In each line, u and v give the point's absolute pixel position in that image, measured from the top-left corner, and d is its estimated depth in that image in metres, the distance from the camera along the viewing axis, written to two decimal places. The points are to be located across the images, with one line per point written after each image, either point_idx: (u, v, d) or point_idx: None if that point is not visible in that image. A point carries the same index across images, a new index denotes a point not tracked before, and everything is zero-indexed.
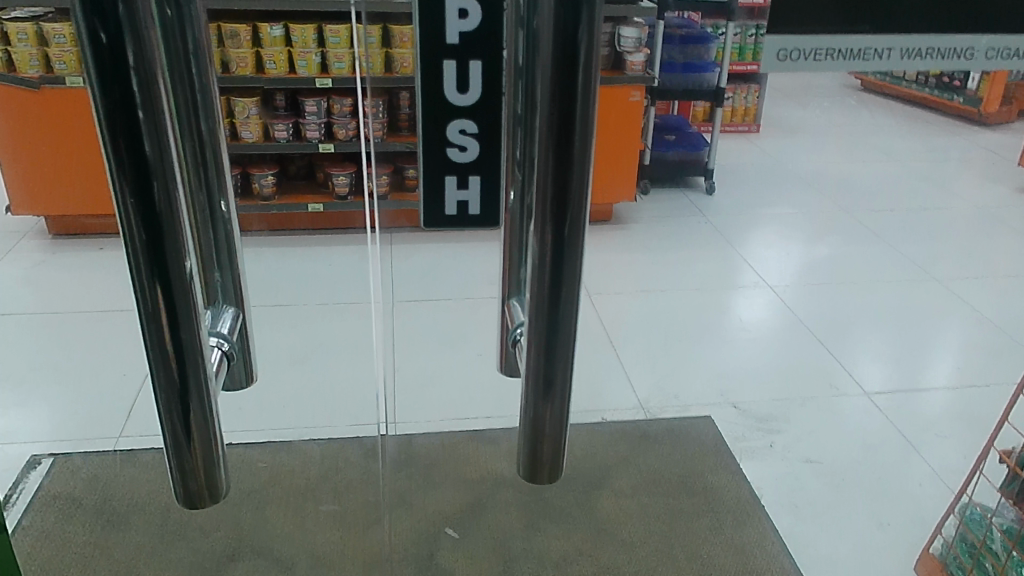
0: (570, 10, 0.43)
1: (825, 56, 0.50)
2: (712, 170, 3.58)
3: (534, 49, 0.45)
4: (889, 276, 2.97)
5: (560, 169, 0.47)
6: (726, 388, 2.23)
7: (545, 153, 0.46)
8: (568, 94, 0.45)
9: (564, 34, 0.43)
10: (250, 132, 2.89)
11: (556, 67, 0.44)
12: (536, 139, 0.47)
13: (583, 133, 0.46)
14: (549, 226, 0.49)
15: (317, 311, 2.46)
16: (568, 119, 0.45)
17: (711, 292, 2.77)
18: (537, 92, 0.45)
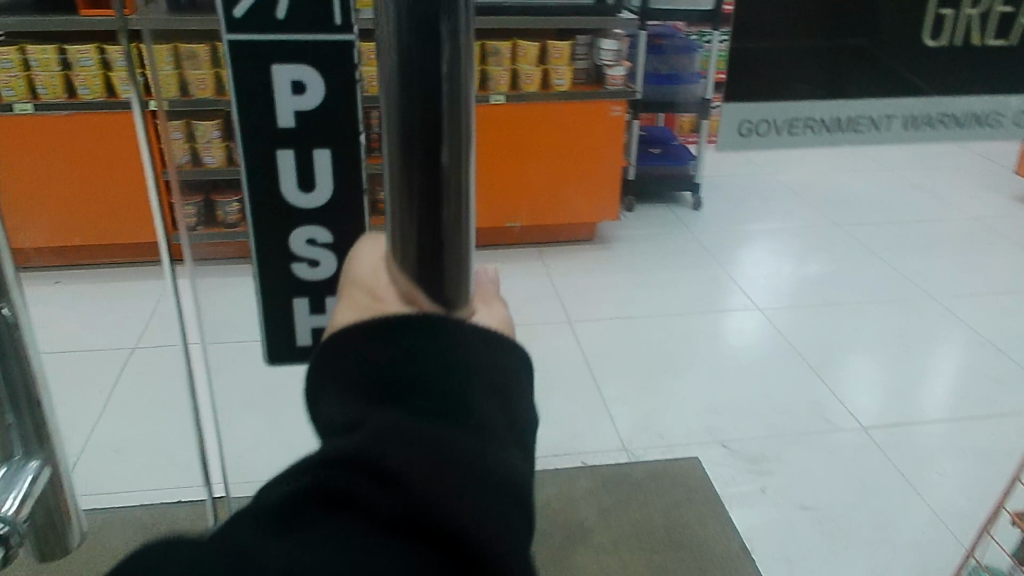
0: (427, 45, 0.43)
1: (800, 127, 0.56)
2: (699, 184, 3.45)
3: (389, 83, 0.45)
4: (884, 295, 2.84)
5: (426, 173, 0.47)
6: (715, 425, 2.10)
7: (408, 193, 0.48)
8: (434, 128, 0.45)
9: (417, 78, 0.44)
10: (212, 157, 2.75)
11: (420, 110, 0.45)
12: (398, 182, 0.48)
13: (454, 179, 0.47)
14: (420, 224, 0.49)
15: None
16: (433, 169, 0.47)
17: (698, 317, 2.64)
18: (393, 129, 0.46)
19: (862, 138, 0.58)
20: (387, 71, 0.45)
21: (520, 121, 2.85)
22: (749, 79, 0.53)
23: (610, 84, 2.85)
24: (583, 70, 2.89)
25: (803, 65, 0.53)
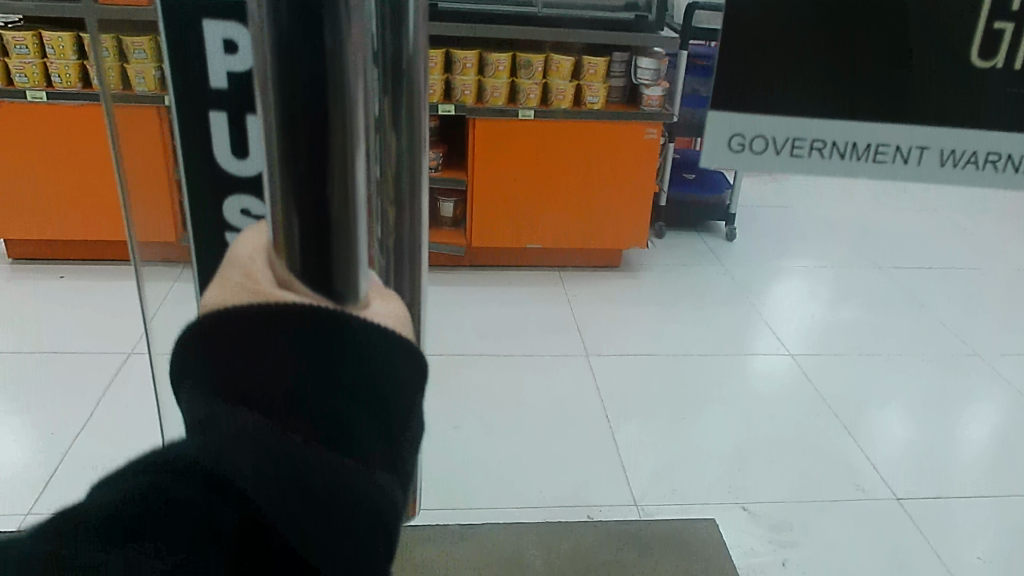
0: (311, 15, 0.34)
1: (803, 150, 0.43)
2: (734, 214, 3.28)
3: (266, 70, 0.35)
4: (925, 347, 2.65)
5: (311, 198, 0.37)
6: (737, 483, 1.93)
7: (293, 206, 0.38)
8: (322, 123, 0.36)
9: (298, 61, 0.35)
10: None
11: (301, 100, 0.35)
12: (279, 192, 0.38)
13: (341, 192, 0.37)
14: (303, 248, 0.40)
15: None
16: (321, 173, 0.36)
17: (724, 359, 2.47)
18: (273, 126, 0.36)
19: (884, 171, 0.44)
20: (263, 52, 0.35)
21: (546, 138, 2.71)
22: (740, 79, 0.42)
23: (646, 104, 2.70)
24: (618, 87, 2.75)
25: (789, 78, 0.42)
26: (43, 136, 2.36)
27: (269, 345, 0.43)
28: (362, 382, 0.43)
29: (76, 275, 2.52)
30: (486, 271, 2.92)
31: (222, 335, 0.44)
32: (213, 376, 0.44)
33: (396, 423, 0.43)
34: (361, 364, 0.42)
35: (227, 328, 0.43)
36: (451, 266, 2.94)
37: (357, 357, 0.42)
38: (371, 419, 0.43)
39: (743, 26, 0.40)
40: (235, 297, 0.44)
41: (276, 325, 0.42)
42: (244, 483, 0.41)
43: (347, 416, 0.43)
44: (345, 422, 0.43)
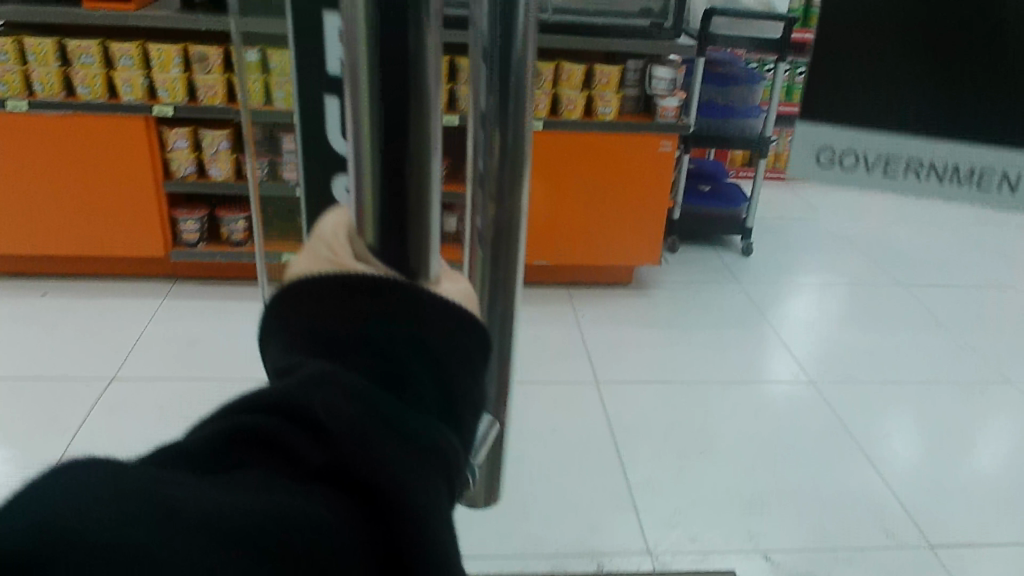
0: (391, 27, 0.37)
1: (900, 170, 0.36)
2: (751, 228, 3.16)
3: (354, 72, 0.39)
4: (954, 373, 2.51)
5: (394, 171, 0.41)
6: (757, 528, 1.81)
7: (380, 188, 0.42)
8: (398, 125, 0.40)
9: (382, 73, 0.38)
10: (219, 169, 2.37)
11: (385, 104, 0.39)
12: (367, 176, 0.42)
13: (417, 181, 0.42)
14: (387, 223, 0.43)
15: None
16: (399, 168, 0.41)
17: (741, 388, 2.34)
18: (363, 124, 0.40)
19: (988, 202, 0.37)
20: (350, 60, 0.39)
21: (556, 152, 2.57)
22: (840, 78, 0.34)
23: (661, 116, 2.56)
24: (631, 97, 2.62)
25: (855, 89, 0.35)
26: (24, 146, 2.24)
27: (341, 298, 0.45)
28: (424, 337, 0.45)
29: (60, 292, 2.41)
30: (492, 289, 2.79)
31: (298, 296, 0.45)
32: (290, 336, 0.45)
33: (457, 387, 0.47)
34: (422, 320, 0.45)
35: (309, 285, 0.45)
36: None
37: (421, 315, 0.45)
38: (429, 376, 0.45)
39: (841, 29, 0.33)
40: (312, 267, 0.47)
41: (349, 282, 0.44)
42: (339, 402, 0.37)
43: (412, 370, 0.44)
44: (410, 373, 0.44)
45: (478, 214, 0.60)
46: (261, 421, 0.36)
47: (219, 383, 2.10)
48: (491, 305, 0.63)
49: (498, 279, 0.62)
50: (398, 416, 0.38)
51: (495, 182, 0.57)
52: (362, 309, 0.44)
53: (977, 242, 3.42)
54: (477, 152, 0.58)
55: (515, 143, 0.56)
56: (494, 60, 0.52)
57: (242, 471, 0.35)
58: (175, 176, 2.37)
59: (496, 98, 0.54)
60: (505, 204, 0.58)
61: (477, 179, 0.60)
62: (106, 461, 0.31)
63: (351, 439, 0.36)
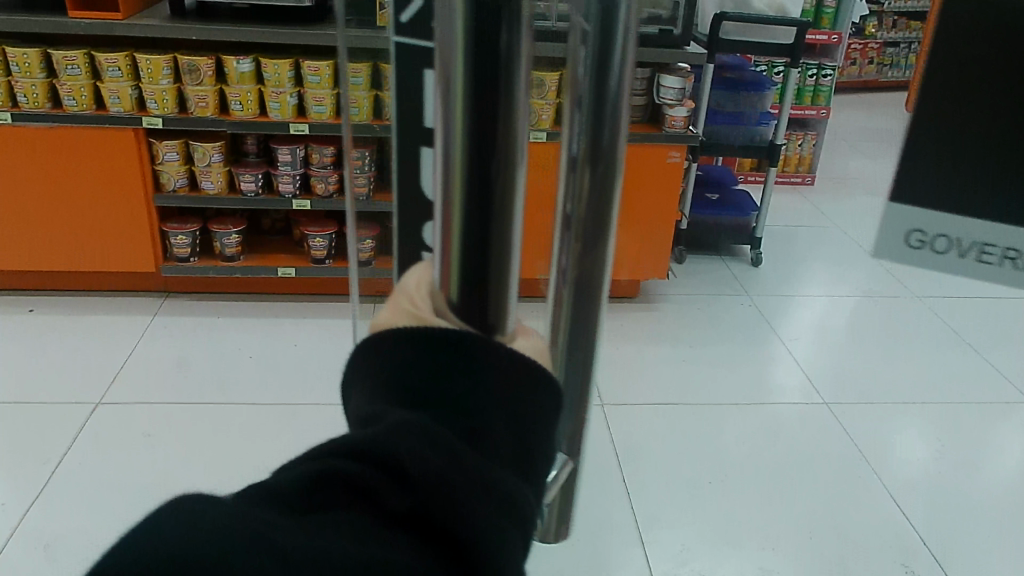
0: (484, 41, 0.37)
1: (996, 259, 0.31)
2: (761, 238, 3.08)
3: (447, 85, 0.38)
4: (973, 391, 2.44)
5: (478, 187, 0.40)
6: (770, 567, 1.74)
7: (462, 205, 0.41)
8: (487, 145, 0.39)
9: (473, 92, 0.38)
10: (211, 182, 2.30)
11: (474, 127, 0.38)
12: (451, 197, 0.41)
13: (501, 205, 0.40)
14: (472, 249, 0.42)
15: (272, 416, 2.03)
16: (484, 191, 0.40)
17: (753, 411, 2.27)
18: (454, 134, 0.39)
19: None
20: (443, 77, 0.39)
21: None
22: (948, 146, 0.29)
23: (669, 126, 2.48)
24: (638, 106, 2.54)
25: (920, 155, 0.29)
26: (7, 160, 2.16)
27: (415, 351, 0.43)
28: (503, 390, 0.43)
29: (47, 309, 2.34)
30: None
31: (372, 351, 0.44)
32: (371, 387, 0.44)
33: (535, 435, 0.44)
34: (498, 370, 0.43)
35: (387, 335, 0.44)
36: None
37: (498, 362, 0.43)
38: (507, 428, 0.43)
39: (954, 81, 0.28)
40: (395, 319, 0.45)
41: (426, 331, 0.43)
42: (421, 453, 0.37)
43: (486, 424, 0.42)
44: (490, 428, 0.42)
45: (561, 260, 0.58)
46: (348, 463, 0.38)
47: (211, 407, 2.04)
48: (567, 345, 0.61)
49: (576, 322, 0.60)
50: (476, 469, 0.38)
51: (584, 228, 0.55)
52: (435, 360, 0.43)
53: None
54: (563, 196, 0.56)
55: (606, 186, 0.53)
56: (586, 102, 0.50)
57: (331, 514, 0.37)
58: (165, 189, 2.29)
59: (587, 141, 0.51)
60: (589, 250, 0.55)
61: (560, 224, 0.57)
62: (216, 504, 0.35)
63: (435, 487, 0.37)
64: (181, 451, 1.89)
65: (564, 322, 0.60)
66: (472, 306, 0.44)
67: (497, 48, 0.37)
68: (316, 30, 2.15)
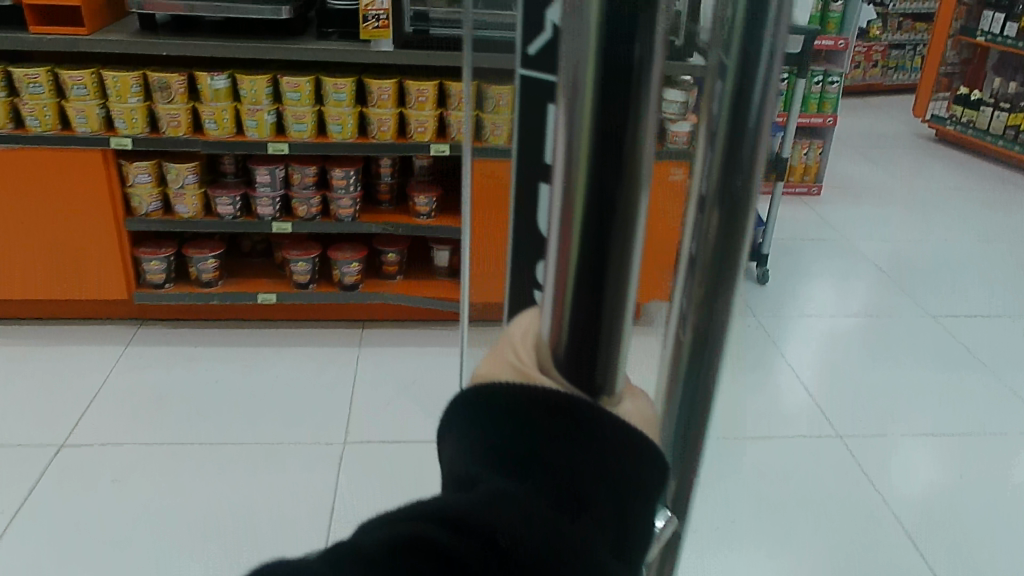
0: (615, 59, 0.35)
1: None
2: (767, 255, 2.94)
3: (574, 93, 0.36)
4: (994, 419, 2.32)
5: (601, 211, 0.37)
6: None
7: (579, 231, 0.38)
8: (611, 149, 0.36)
9: (602, 106, 0.35)
10: (186, 206, 2.17)
11: (601, 136, 0.36)
12: (568, 223, 0.38)
13: (622, 229, 0.37)
14: (583, 286, 0.39)
15: (249, 456, 1.90)
16: (603, 208, 0.37)
17: (762, 446, 2.14)
18: (577, 148, 0.36)
19: None
20: (569, 96, 0.36)
21: None
22: None
23: None
24: None
25: None
26: None
27: (509, 413, 0.43)
28: (595, 455, 0.41)
29: (12, 339, 2.21)
30: None
31: (477, 407, 0.44)
32: (467, 440, 0.44)
33: (626, 499, 0.42)
34: (600, 444, 0.41)
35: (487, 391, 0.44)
36: (444, 322, 2.52)
37: (601, 435, 0.41)
38: (603, 498, 0.41)
39: None
40: (501, 372, 0.46)
41: (526, 394, 0.42)
42: (513, 517, 0.39)
43: (590, 493, 0.41)
44: (582, 494, 0.41)
45: (682, 303, 0.46)
46: (447, 528, 0.39)
47: (184, 446, 1.91)
48: (681, 416, 0.48)
49: (698, 385, 0.47)
50: (565, 537, 0.39)
51: (709, 267, 0.43)
52: (535, 424, 0.42)
53: (1006, 265, 3.22)
54: (696, 180, 0.44)
55: (738, 225, 0.42)
56: (722, 126, 0.40)
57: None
58: (137, 213, 2.16)
59: (720, 167, 0.41)
60: (715, 293, 0.44)
61: (683, 262, 0.46)
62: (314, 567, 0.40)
63: (529, 553, 0.38)
64: (153, 496, 1.77)
65: (676, 383, 0.47)
66: (578, 365, 0.42)
67: (627, 60, 0.35)
68: (294, 44, 2.03)
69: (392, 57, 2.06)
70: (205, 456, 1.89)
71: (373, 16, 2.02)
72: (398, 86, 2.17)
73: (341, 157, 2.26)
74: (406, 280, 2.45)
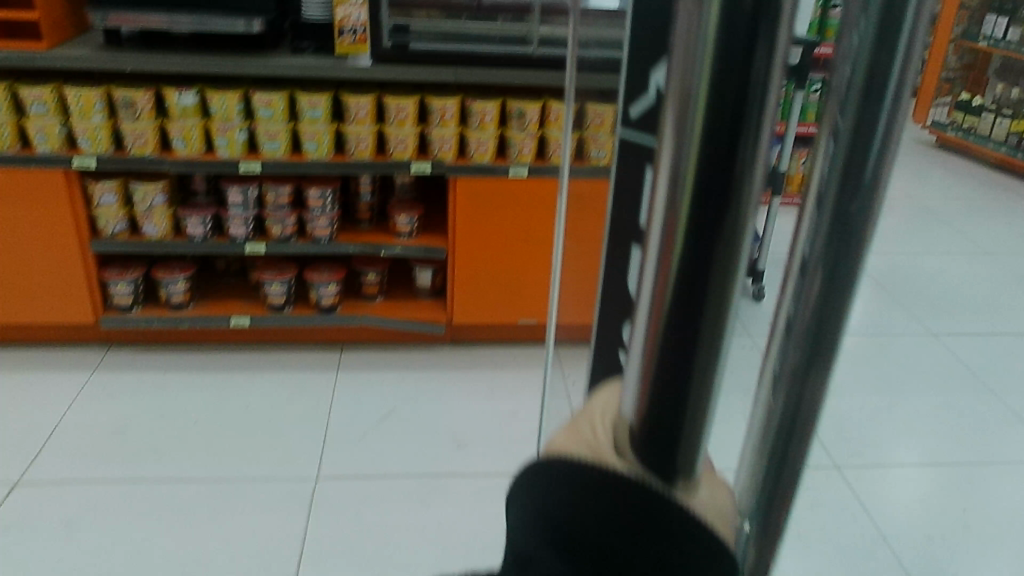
0: (735, 76, 0.22)
1: None
2: None
3: (674, 139, 0.23)
4: (998, 446, 2.23)
5: (709, 308, 0.24)
6: None
7: (666, 338, 0.25)
8: (722, 220, 0.23)
9: (699, 200, 0.23)
10: (154, 227, 2.07)
11: (714, 197, 0.23)
12: (652, 329, 0.25)
13: (707, 373, 0.25)
14: (682, 416, 0.26)
15: (214, 493, 1.82)
16: (685, 353, 0.24)
17: None
18: (678, 216, 0.23)
19: None
20: (670, 139, 0.23)
21: (542, 199, 2.19)
22: None
23: None
24: None
25: None
26: None
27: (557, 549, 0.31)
28: None
29: None
30: (473, 351, 2.42)
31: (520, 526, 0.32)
32: None
33: None
34: None
35: (538, 480, 0.26)
36: (425, 344, 2.43)
37: None
38: None
39: None
40: None
41: None
42: None
43: None
44: None
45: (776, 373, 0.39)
46: None
47: (145, 483, 1.82)
48: None
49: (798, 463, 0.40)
50: None
51: None
52: None
53: (1008, 281, 3.12)
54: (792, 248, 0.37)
55: None
56: None
57: None
58: (102, 235, 2.07)
59: None
60: None
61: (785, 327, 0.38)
62: None
63: None
64: (110, 538, 1.67)
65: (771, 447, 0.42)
66: (659, 499, 0.27)
67: (744, 125, 0.22)
68: (265, 60, 1.93)
69: (369, 72, 1.95)
70: (167, 493, 1.80)
71: (349, 31, 1.96)
72: (377, 101, 2.07)
73: (316, 176, 2.17)
74: (387, 301, 2.37)
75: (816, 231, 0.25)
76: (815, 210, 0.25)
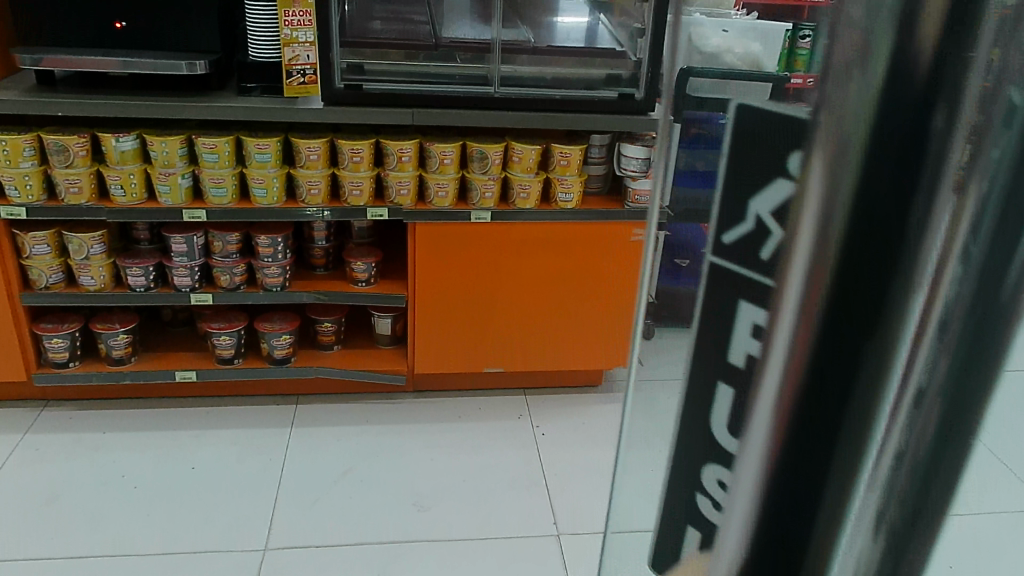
0: (902, 149, 0.22)
1: None
2: None
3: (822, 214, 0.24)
4: None
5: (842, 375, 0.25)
6: None
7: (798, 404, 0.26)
8: (861, 293, 0.24)
9: (863, 243, 0.23)
10: (92, 277, 1.95)
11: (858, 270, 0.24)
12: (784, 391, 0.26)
13: (860, 409, 0.26)
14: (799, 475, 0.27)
15: (148, 567, 1.68)
16: (831, 394, 0.25)
17: None
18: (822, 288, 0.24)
19: None
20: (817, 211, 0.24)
21: (506, 243, 2.09)
22: None
23: (632, 200, 2.09)
24: (598, 177, 2.16)
25: None
26: None
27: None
28: None
29: None
30: (436, 401, 2.31)
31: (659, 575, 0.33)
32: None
33: None
34: None
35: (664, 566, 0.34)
36: (386, 395, 2.32)
37: None
38: None
39: None
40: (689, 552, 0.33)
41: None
42: None
43: None
44: None
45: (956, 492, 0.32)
46: None
47: (75, 560, 1.68)
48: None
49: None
50: None
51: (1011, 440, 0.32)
52: None
53: None
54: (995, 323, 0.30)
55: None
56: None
57: None
58: (36, 287, 1.94)
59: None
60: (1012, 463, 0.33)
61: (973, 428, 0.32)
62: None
63: None
64: None
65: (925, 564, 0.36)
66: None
67: (911, 185, 0.23)
68: (207, 101, 1.82)
69: (319, 114, 1.85)
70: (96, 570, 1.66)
71: (298, 72, 1.87)
72: (331, 144, 1.97)
73: (267, 222, 2.05)
74: (345, 350, 2.25)
75: (957, 301, 0.24)
76: (962, 272, 0.24)
